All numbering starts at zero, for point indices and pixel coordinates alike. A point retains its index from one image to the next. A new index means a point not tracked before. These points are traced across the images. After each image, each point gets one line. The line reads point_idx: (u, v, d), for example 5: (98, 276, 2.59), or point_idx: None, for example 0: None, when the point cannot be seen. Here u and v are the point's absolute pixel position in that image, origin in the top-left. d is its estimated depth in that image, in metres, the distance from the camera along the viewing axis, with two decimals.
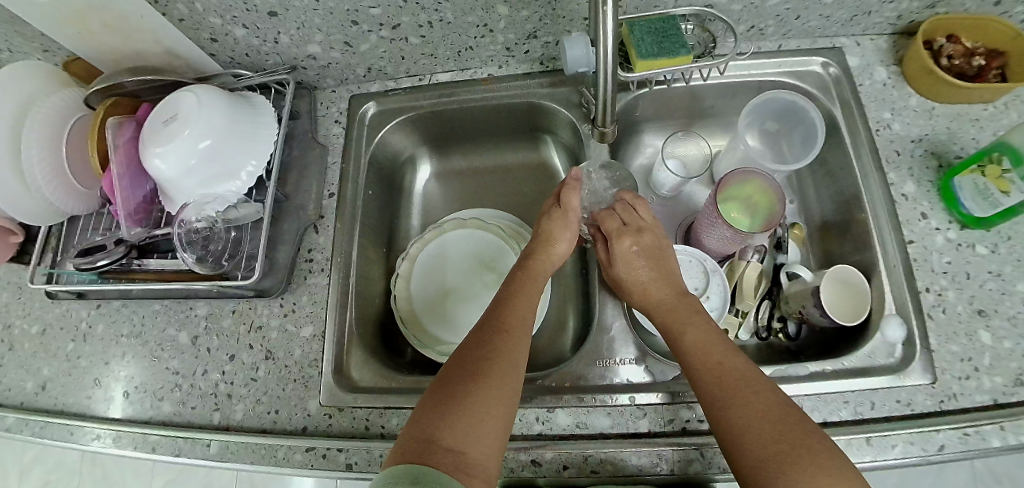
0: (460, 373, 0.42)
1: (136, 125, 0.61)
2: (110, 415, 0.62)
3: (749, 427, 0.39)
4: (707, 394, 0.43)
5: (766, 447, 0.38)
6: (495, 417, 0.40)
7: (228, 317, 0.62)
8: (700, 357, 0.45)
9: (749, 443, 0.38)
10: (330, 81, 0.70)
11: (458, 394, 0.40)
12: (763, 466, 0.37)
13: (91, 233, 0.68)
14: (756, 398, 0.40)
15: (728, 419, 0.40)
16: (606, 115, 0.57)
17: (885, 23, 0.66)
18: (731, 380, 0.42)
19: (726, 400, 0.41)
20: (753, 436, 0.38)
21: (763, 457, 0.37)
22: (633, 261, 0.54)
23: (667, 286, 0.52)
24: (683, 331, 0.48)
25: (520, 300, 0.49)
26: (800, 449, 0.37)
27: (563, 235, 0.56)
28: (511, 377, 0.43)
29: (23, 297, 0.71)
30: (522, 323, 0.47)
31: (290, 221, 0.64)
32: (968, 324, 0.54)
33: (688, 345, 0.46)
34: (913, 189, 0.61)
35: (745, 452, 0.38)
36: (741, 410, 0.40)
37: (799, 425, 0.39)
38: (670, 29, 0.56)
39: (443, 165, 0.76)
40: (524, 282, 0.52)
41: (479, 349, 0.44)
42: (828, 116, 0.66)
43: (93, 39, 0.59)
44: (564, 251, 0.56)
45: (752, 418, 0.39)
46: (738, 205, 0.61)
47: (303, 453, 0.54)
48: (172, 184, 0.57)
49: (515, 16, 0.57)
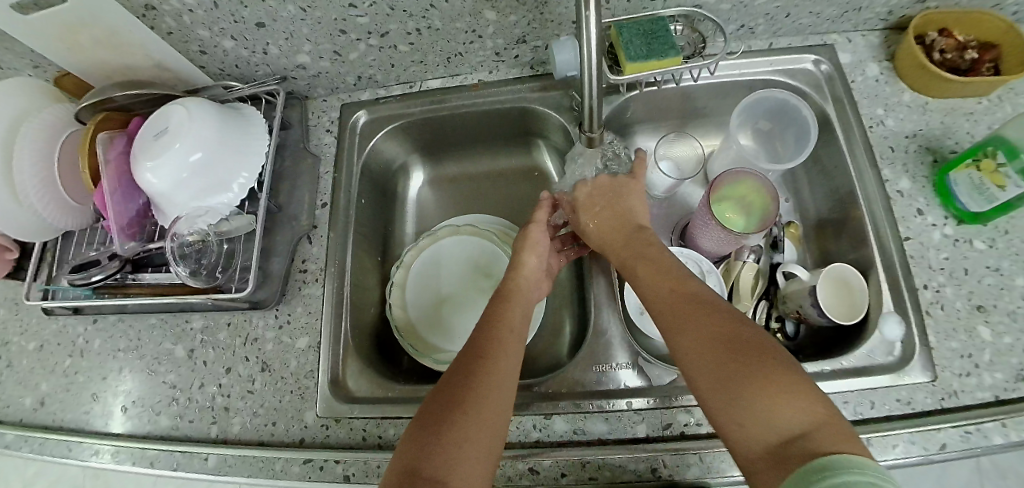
0: (439, 400, 0.42)
1: (127, 140, 0.61)
2: (108, 431, 0.62)
3: (699, 347, 0.40)
4: (661, 323, 0.44)
5: (714, 362, 0.39)
6: (476, 442, 0.40)
7: (223, 330, 0.62)
8: (656, 289, 0.47)
9: (699, 361, 0.40)
10: (320, 90, 0.70)
11: (437, 423, 0.40)
12: (713, 382, 0.38)
13: (85, 247, 0.68)
14: (704, 316, 0.42)
15: (681, 344, 0.42)
16: (592, 119, 0.56)
17: (876, 19, 0.65)
18: (683, 306, 0.44)
19: (677, 323, 0.43)
20: (702, 355, 0.40)
21: (712, 373, 0.39)
22: (597, 214, 0.57)
23: (622, 229, 0.55)
24: (641, 266, 0.49)
25: (499, 319, 0.49)
26: (746, 359, 0.38)
27: (529, 249, 0.57)
28: (496, 400, 0.42)
29: (20, 313, 0.71)
30: (503, 343, 0.46)
31: (283, 232, 0.63)
32: (967, 321, 0.54)
33: (645, 276, 0.48)
34: (908, 185, 0.60)
35: (697, 371, 0.40)
36: (692, 330, 0.41)
37: (746, 336, 0.40)
38: (660, 30, 0.56)
39: (435, 171, 0.76)
40: (504, 303, 0.51)
41: (461, 375, 0.44)
42: (821, 114, 0.66)
43: (81, 55, 0.59)
44: (535, 264, 0.57)
45: (702, 338, 0.41)
46: (731, 205, 0.61)
47: (301, 465, 0.53)
48: (164, 198, 0.56)
49: (503, 21, 0.57)
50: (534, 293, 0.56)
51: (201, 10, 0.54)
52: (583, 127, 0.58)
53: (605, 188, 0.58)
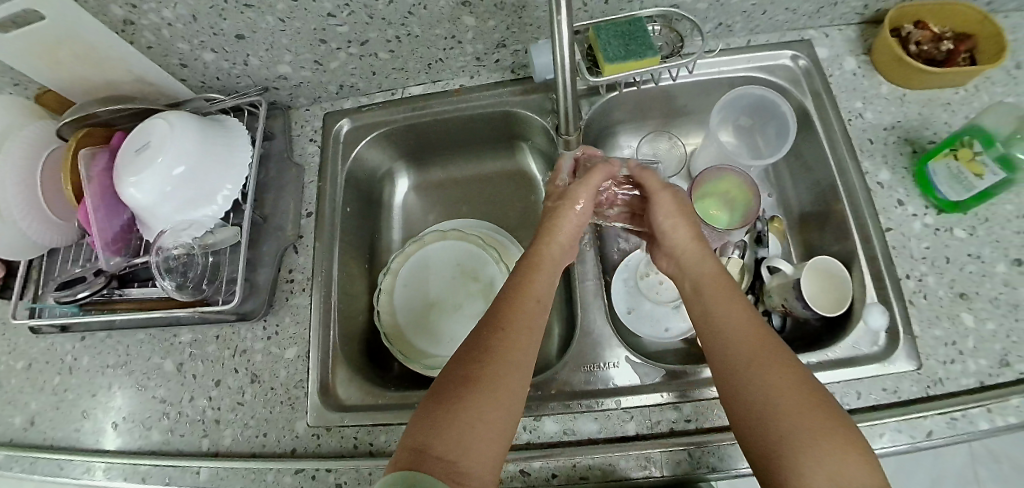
0: (451, 379, 0.41)
1: (110, 155, 0.61)
2: (99, 447, 0.61)
3: (785, 394, 0.37)
4: (738, 355, 0.41)
5: (802, 416, 0.36)
6: (490, 423, 0.39)
7: (212, 343, 0.62)
8: (737, 319, 0.43)
9: (786, 409, 0.37)
10: (303, 100, 0.70)
11: (449, 402, 0.39)
12: (797, 436, 0.36)
13: (71, 264, 0.68)
14: (791, 372, 0.39)
15: (765, 384, 0.38)
16: (569, 121, 0.56)
17: (851, 13, 0.66)
18: (772, 348, 0.40)
19: (761, 367, 0.39)
20: (791, 403, 0.37)
21: (799, 425, 0.36)
22: (677, 215, 0.52)
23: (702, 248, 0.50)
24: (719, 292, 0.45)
25: (521, 289, 0.47)
26: (834, 423, 0.36)
27: (568, 207, 0.53)
28: (515, 379, 0.41)
29: (7, 332, 0.71)
30: (524, 318, 0.44)
31: (269, 242, 0.63)
32: (949, 308, 0.54)
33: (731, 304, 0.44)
34: (888, 176, 0.61)
35: (779, 419, 0.37)
36: (780, 376, 0.39)
37: (833, 401, 0.38)
38: (637, 31, 0.56)
39: (421, 176, 0.76)
40: (526, 274, 0.49)
41: (474, 353, 0.43)
42: (800, 108, 0.66)
43: (60, 71, 0.59)
44: (573, 222, 0.53)
45: (793, 388, 0.38)
46: (715, 201, 0.63)
47: (293, 475, 0.53)
48: (147, 212, 0.56)
49: (482, 26, 0.57)
50: (562, 262, 0.52)
51: (179, 24, 0.55)
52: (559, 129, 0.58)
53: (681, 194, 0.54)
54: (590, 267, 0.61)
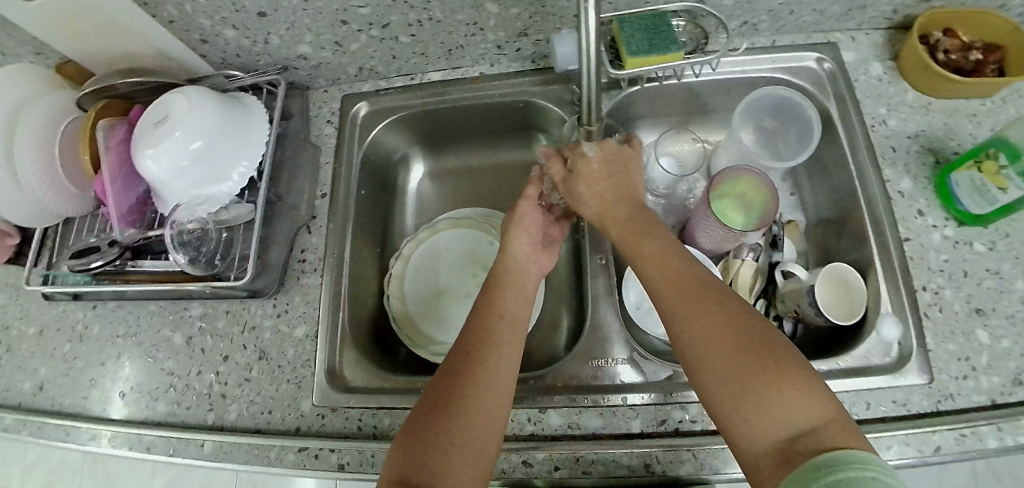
0: (426, 405, 0.41)
1: (128, 127, 0.61)
2: (106, 416, 0.62)
3: (709, 344, 0.38)
4: (669, 311, 0.42)
5: (726, 362, 0.37)
6: (466, 448, 0.39)
7: (221, 318, 0.62)
8: (658, 275, 0.43)
9: (710, 358, 0.38)
10: (322, 81, 0.70)
11: (424, 431, 0.39)
12: (722, 382, 0.37)
13: (86, 234, 0.69)
14: (715, 314, 0.39)
15: (690, 337, 0.39)
16: (592, 109, 0.52)
17: (881, 17, 0.65)
18: (695, 299, 0.41)
19: (685, 318, 0.40)
20: (716, 353, 0.38)
21: (723, 371, 0.37)
22: (594, 189, 0.50)
23: (623, 205, 0.49)
24: (640, 246, 0.46)
25: (492, 312, 0.47)
26: (761, 362, 0.36)
27: (517, 229, 0.54)
28: (489, 403, 0.41)
29: (20, 298, 0.72)
30: (495, 341, 0.44)
31: (282, 221, 0.64)
32: (965, 324, 0.53)
33: (649, 259, 0.45)
34: (909, 186, 0.60)
35: (707, 370, 0.38)
36: (701, 325, 0.39)
37: (756, 330, 0.38)
38: (661, 25, 0.56)
39: (435, 163, 0.76)
40: (492, 297, 0.49)
41: (448, 379, 0.42)
42: (823, 111, 0.65)
43: (82, 42, 0.59)
44: (524, 242, 0.54)
45: (717, 337, 0.38)
46: (732, 203, 0.62)
47: (296, 453, 0.54)
48: (163, 184, 0.57)
49: (505, 13, 0.57)
50: (530, 273, 0.53)
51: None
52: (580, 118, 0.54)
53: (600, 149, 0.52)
54: (601, 262, 0.61)
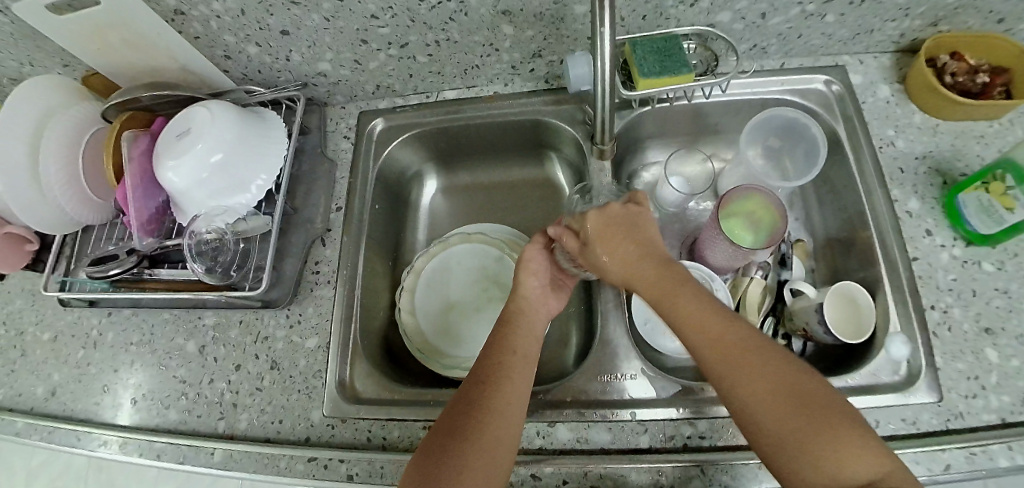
0: (438, 433, 0.42)
1: (151, 139, 0.63)
2: (117, 422, 0.63)
3: (766, 408, 0.38)
4: (716, 372, 0.41)
5: (789, 426, 0.37)
6: (479, 477, 0.39)
7: (234, 327, 0.63)
8: (697, 336, 0.42)
9: (772, 425, 0.37)
10: (340, 97, 0.71)
11: (439, 460, 0.40)
12: (788, 450, 0.36)
13: (105, 242, 0.70)
14: (763, 374, 0.39)
15: (742, 399, 0.39)
16: (604, 132, 0.57)
17: (888, 41, 0.66)
18: (734, 355, 0.40)
19: (733, 382, 0.40)
20: (775, 414, 0.37)
21: (779, 433, 0.37)
22: (617, 242, 0.50)
23: (650, 258, 0.48)
24: (673, 306, 0.45)
25: (503, 343, 0.48)
26: (819, 417, 0.36)
27: (527, 272, 0.55)
28: (500, 434, 0.42)
29: (37, 304, 0.73)
30: (504, 372, 0.45)
31: (297, 233, 0.65)
32: (974, 343, 0.53)
33: (684, 317, 0.43)
34: (917, 206, 0.61)
35: (770, 434, 0.37)
36: (751, 386, 0.39)
37: (806, 387, 0.38)
38: (672, 48, 0.57)
39: (448, 179, 0.77)
40: (504, 328, 0.50)
41: (460, 407, 0.43)
42: (831, 132, 0.66)
43: (110, 55, 0.61)
44: (534, 285, 0.54)
45: (772, 398, 0.38)
46: (739, 221, 0.62)
47: (305, 463, 0.54)
48: (183, 195, 0.58)
49: (520, 35, 0.58)
50: (540, 315, 0.53)
51: (227, 17, 0.56)
52: (596, 139, 0.60)
53: (615, 211, 0.52)
54: (611, 278, 0.61)
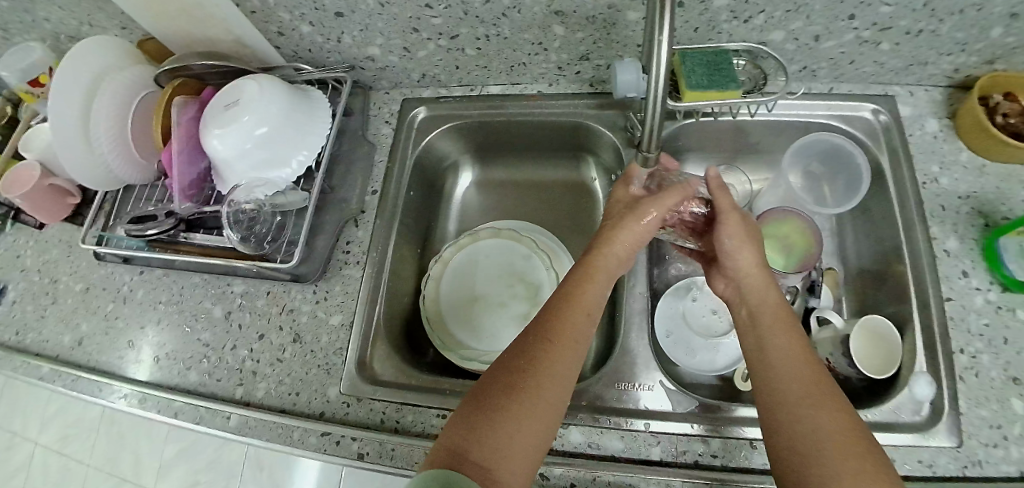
0: (495, 381, 0.42)
1: (199, 107, 0.65)
2: (138, 377, 0.65)
3: (828, 423, 0.36)
4: (785, 373, 0.40)
5: (844, 447, 0.35)
6: (528, 433, 0.39)
7: (261, 297, 0.65)
8: (780, 341, 0.43)
9: (824, 437, 0.36)
10: (384, 83, 0.72)
11: (493, 408, 0.40)
12: (834, 464, 0.34)
13: (144, 202, 0.72)
14: (835, 396, 0.38)
15: (804, 402, 0.38)
16: (652, 140, 0.52)
17: (941, 75, 0.65)
18: (811, 370, 0.40)
19: (802, 385, 0.39)
20: (830, 431, 0.36)
21: (830, 449, 0.35)
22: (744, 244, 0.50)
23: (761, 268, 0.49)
24: (769, 312, 0.45)
25: (571, 300, 0.47)
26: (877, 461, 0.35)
27: (631, 220, 0.52)
28: (556, 392, 0.41)
29: (72, 255, 0.76)
30: (570, 328, 0.45)
31: (332, 212, 0.66)
32: (1000, 391, 0.52)
33: (772, 322, 0.44)
34: (955, 245, 0.59)
35: (816, 446, 0.36)
36: (818, 398, 0.38)
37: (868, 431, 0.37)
38: (723, 63, 0.57)
39: (483, 174, 0.78)
40: (578, 281, 0.49)
41: (520, 360, 0.43)
42: (874, 163, 0.65)
43: (169, 19, 0.63)
44: (631, 236, 0.52)
45: (836, 419, 0.37)
46: (773, 244, 0.61)
47: (317, 437, 0.55)
48: (226, 164, 0.60)
49: (570, 37, 0.58)
50: (617, 270, 0.52)
51: None
52: (641, 145, 0.54)
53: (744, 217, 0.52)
54: (638, 287, 0.61)
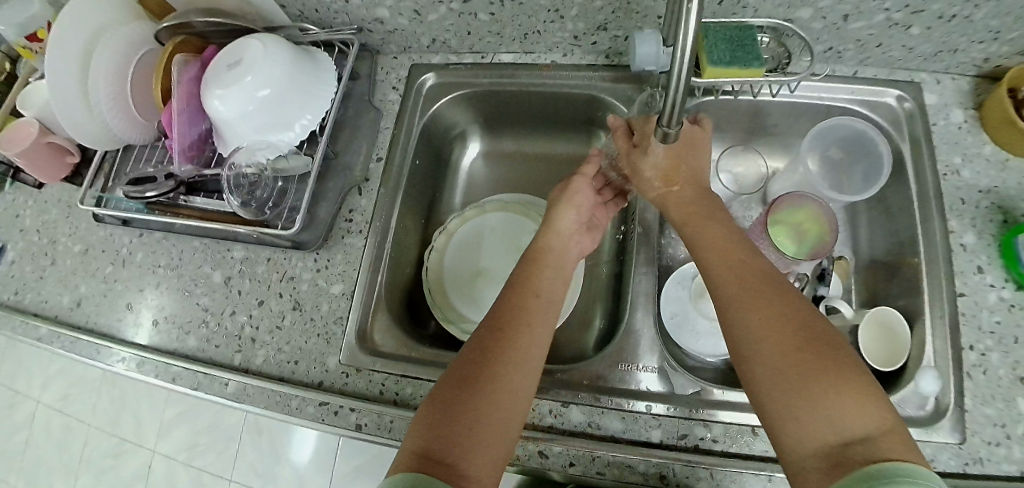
0: (452, 378, 0.42)
1: (200, 66, 0.63)
2: (136, 340, 0.64)
3: (767, 329, 0.38)
4: (724, 288, 0.42)
5: (780, 347, 0.37)
6: (490, 424, 0.39)
7: (262, 264, 0.63)
8: (716, 259, 0.44)
9: (764, 342, 0.38)
10: (393, 47, 0.70)
11: (451, 404, 0.39)
12: (773, 368, 0.37)
13: (143, 164, 0.70)
14: (771, 298, 0.40)
15: (743, 315, 0.40)
16: (675, 116, 0.43)
17: (970, 64, 0.62)
18: (746, 277, 0.42)
19: (738, 298, 0.41)
20: (764, 335, 0.38)
21: (766, 350, 0.38)
22: (660, 169, 0.51)
23: (692, 185, 0.50)
24: (704, 229, 0.47)
25: (523, 292, 0.47)
26: (815, 353, 0.36)
27: (566, 204, 0.55)
28: (514, 381, 0.41)
29: (71, 216, 0.75)
30: (523, 318, 0.45)
31: (336, 179, 0.65)
32: (1007, 390, 0.51)
33: (705, 240, 0.46)
34: (972, 240, 0.58)
35: (757, 351, 0.38)
36: (756, 305, 0.40)
37: (810, 322, 0.38)
38: (746, 39, 0.55)
39: (491, 145, 0.76)
40: (525, 274, 0.50)
41: (475, 354, 0.43)
42: (896, 151, 0.63)
43: None
44: (570, 220, 0.55)
45: (771, 322, 0.39)
46: (786, 230, 0.60)
47: (316, 406, 0.55)
48: (228, 127, 0.58)
49: (588, 4, 0.56)
50: (570, 252, 0.54)
51: None
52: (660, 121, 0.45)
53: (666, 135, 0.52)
54: (646, 268, 0.60)
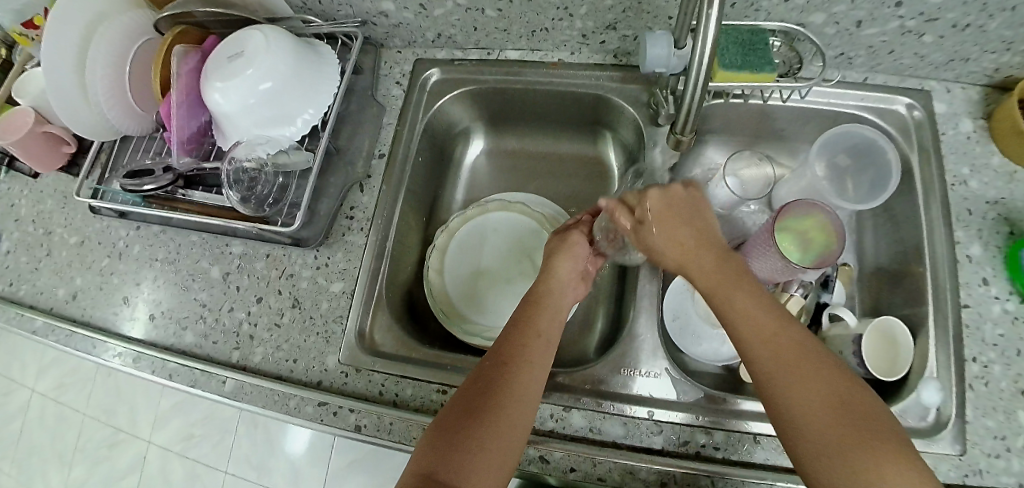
0: (455, 408, 0.41)
1: (201, 57, 0.61)
2: (132, 335, 0.63)
3: (813, 406, 0.37)
4: (762, 363, 0.40)
5: (828, 426, 0.36)
6: (490, 454, 0.38)
7: (261, 260, 0.63)
8: (749, 331, 0.41)
9: (812, 422, 0.36)
10: (397, 41, 0.69)
11: (456, 437, 0.39)
12: (824, 450, 0.35)
13: (141, 154, 0.69)
14: (814, 374, 0.38)
15: (785, 392, 0.38)
16: (687, 123, 0.51)
17: (980, 74, 0.61)
18: (784, 351, 0.39)
19: (779, 374, 0.39)
20: (811, 414, 0.37)
21: (813, 430, 0.36)
22: (673, 229, 0.47)
23: (706, 245, 0.46)
24: (729, 295, 0.43)
25: (529, 323, 0.46)
26: (862, 428, 0.35)
27: (563, 253, 0.52)
28: (516, 414, 0.41)
29: (68, 206, 0.74)
30: (527, 351, 0.44)
31: (337, 175, 0.63)
32: (1009, 402, 0.51)
33: (736, 310, 0.42)
34: (978, 251, 0.57)
35: (805, 431, 0.37)
36: (798, 381, 0.38)
37: (852, 393, 0.37)
38: (758, 43, 0.54)
39: (495, 143, 0.76)
40: (530, 306, 0.48)
41: (479, 384, 0.42)
42: (903, 160, 0.62)
43: None
44: (569, 268, 0.52)
45: (816, 399, 0.37)
46: (791, 237, 0.59)
47: (314, 406, 0.54)
48: (228, 119, 0.57)
49: (598, 3, 0.55)
50: (567, 297, 0.51)
51: None
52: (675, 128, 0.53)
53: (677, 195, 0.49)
54: (650, 272, 0.59)
